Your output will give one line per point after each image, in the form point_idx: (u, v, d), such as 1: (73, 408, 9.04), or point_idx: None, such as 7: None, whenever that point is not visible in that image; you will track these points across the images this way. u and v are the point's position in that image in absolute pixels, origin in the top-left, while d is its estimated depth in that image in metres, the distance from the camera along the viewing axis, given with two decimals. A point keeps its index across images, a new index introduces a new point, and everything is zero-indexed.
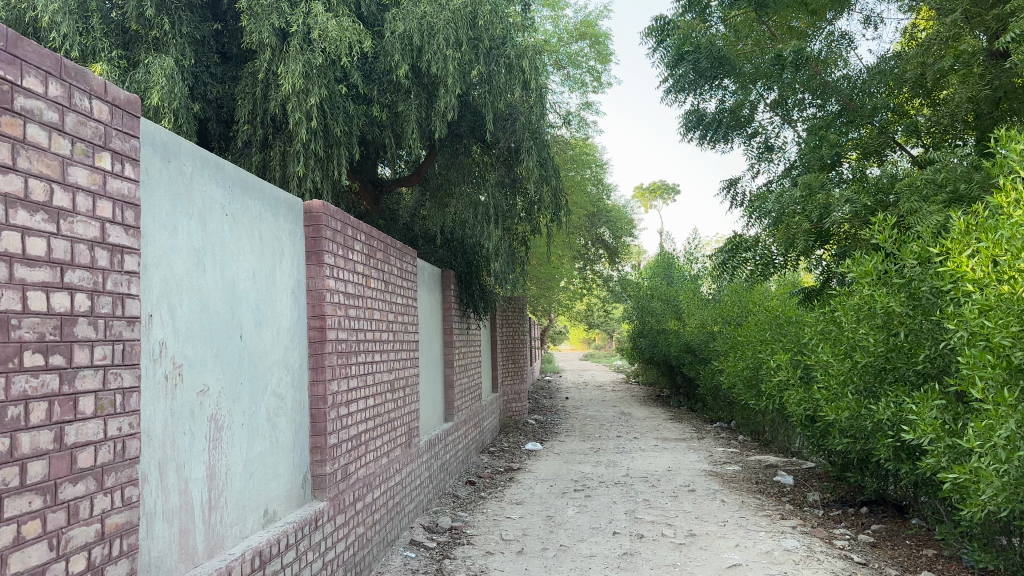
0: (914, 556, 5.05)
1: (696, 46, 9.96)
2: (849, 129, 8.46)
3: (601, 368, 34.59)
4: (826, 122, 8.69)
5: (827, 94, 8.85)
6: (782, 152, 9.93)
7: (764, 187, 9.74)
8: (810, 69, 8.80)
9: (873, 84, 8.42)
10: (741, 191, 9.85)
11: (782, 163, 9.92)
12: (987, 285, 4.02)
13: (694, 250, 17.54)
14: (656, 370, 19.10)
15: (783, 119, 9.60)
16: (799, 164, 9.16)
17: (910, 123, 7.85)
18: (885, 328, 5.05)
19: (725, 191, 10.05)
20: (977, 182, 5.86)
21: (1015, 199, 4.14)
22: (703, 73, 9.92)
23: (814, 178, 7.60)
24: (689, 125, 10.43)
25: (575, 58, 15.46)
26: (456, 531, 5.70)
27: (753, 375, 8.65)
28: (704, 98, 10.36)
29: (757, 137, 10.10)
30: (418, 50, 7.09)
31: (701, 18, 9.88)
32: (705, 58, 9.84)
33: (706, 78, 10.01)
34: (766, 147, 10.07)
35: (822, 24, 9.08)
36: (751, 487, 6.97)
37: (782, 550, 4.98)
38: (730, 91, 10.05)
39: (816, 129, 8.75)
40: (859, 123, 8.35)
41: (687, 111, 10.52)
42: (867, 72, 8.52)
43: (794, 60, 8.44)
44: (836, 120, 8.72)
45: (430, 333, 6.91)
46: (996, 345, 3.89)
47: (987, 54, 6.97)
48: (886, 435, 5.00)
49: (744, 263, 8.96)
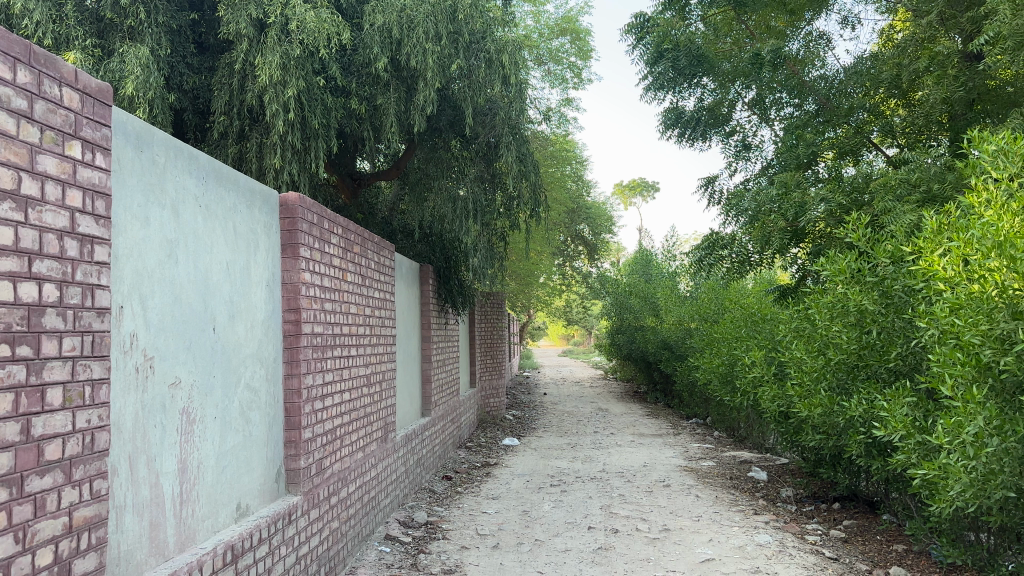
0: (884, 551, 5.11)
1: (675, 43, 9.92)
2: (827, 129, 8.51)
3: (579, 364, 34.70)
4: (804, 121, 8.68)
5: (805, 92, 8.81)
6: (759, 151, 9.96)
7: (741, 185, 9.79)
8: (788, 69, 8.91)
9: (850, 84, 8.47)
10: (719, 190, 9.91)
11: (759, 162, 9.92)
12: (957, 283, 4.08)
13: (672, 248, 17.65)
14: (633, 367, 19.20)
15: (761, 119, 9.56)
16: (776, 163, 9.22)
17: (887, 124, 7.94)
18: (858, 324, 5.10)
19: (703, 189, 10.10)
20: (950, 182, 5.92)
21: (986, 199, 4.20)
22: (682, 71, 9.81)
23: (790, 177, 7.62)
24: (668, 122, 10.46)
25: (556, 53, 15.45)
26: (432, 526, 5.70)
27: (728, 371, 8.73)
28: (683, 96, 10.37)
29: (735, 135, 10.15)
30: (397, 43, 7.04)
31: (681, 16, 9.98)
32: (683, 56, 9.75)
33: (686, 76, 9.93)
34: (743, 146, 10.12)
35: (799, 24, 9.27)
36: (726, 483, 7.02)
37: (755, 545, 5.02)
38: (709, 89, 10.09)
39: (793, 129, 8.75)
40: (837, 122, 8.43)
41: (667, 109, 10.55)
42: (845, 72, 8.56)
43: (771, 59, 8.53)
44: (813, 120, 8.73)
45: (408, 329, 6.88)
46: (966, 343, 3.96)
47: (962, 56, 7.09)
48: (858, 431, 5.06)
49: (720, 261, 9.02)
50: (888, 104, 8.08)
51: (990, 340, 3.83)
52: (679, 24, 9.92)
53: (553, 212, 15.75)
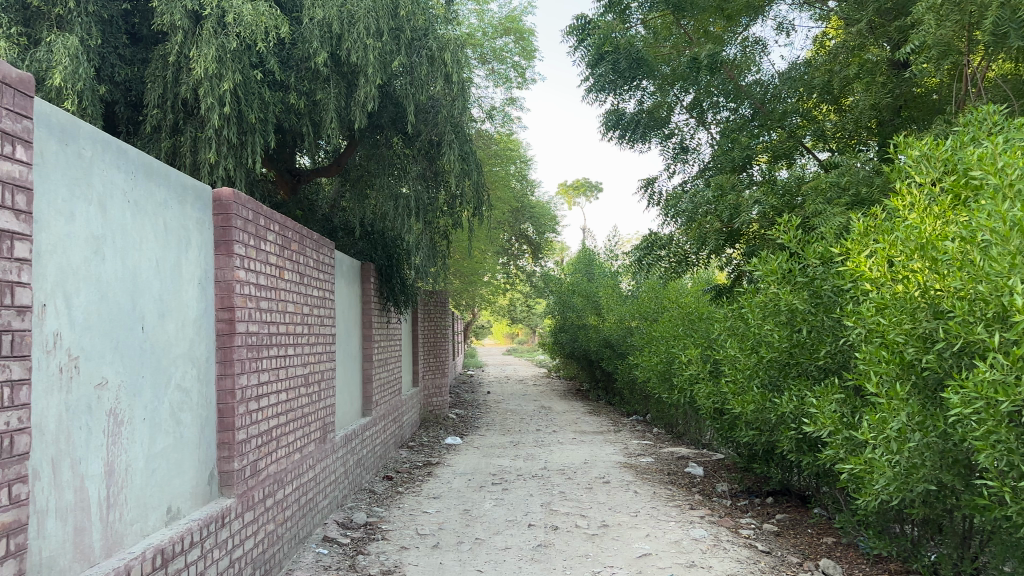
0: (814, 544, 5.27)
1: (615, 46, 10.08)
2: (762, 132, 8.68)
3: (523, 363, 34.86)
4: (739, 125, 8.92)
5: (741, 97, 9.01)
6: (697, 153, 10.12)
7: (679, 187, 9.95)
8: (724, 72, 8.94)
9: (784, 89, 8.69)
10: (658, 191, 10.05)
11: (697, 164, 10.11)
12: (882, 284, 4.23)
13: (614, 248, 17.88)
14: (576, 365, 19.38)
15: (698, 122, 9.68)
16: (712, 165, 9.40)
17: (818, 128, 8.21)
18: (788, 323, 5.25)
19: (643, 190, 10.24)
20: (878, 186, 6.12)
21: (910, 203, 4.36)
22: (621, 73, 10.03)
23: (726, 179, 7.82)
24: (608, 124, 10.57)
25: (499, 53, 15.48)
26: (371, 527, 5.65)
27: (666, 369, 8.89)
28: (624, 98, 10.46)
29: (674, 138, 10.27)
30: (337, 38, 6.94)
31: (621, 19, 10.21)
32: (623, 58, 9.96)
33: (625, 79, 10.11)
34: (681, 148, 10.25)
35: (736, 29, 9.32)
36: (664, 478, 7.14)
37: (690, 540, 5.12)
38: (649, 92, 10.23)
39: (729, 132, 8.99)
40: (771, 127, 8.58)
41: (608, 111, 10.66)
42: (779, 78, 8.82)
43: (709, 64, 8.71)
44: (748, 124, 8.92)
45: (348, 328, 6.81)
46: (891, 341, 4.11)
47: (889, 64, 7.37)
48: (789, 427, 5.20)
49: (659, 261, 9.17)
50: (818, 109, 8.29)
51: (913, 338, 3.98)
52: (620, 27, 10.11)
53: (497, 211, 15.77)
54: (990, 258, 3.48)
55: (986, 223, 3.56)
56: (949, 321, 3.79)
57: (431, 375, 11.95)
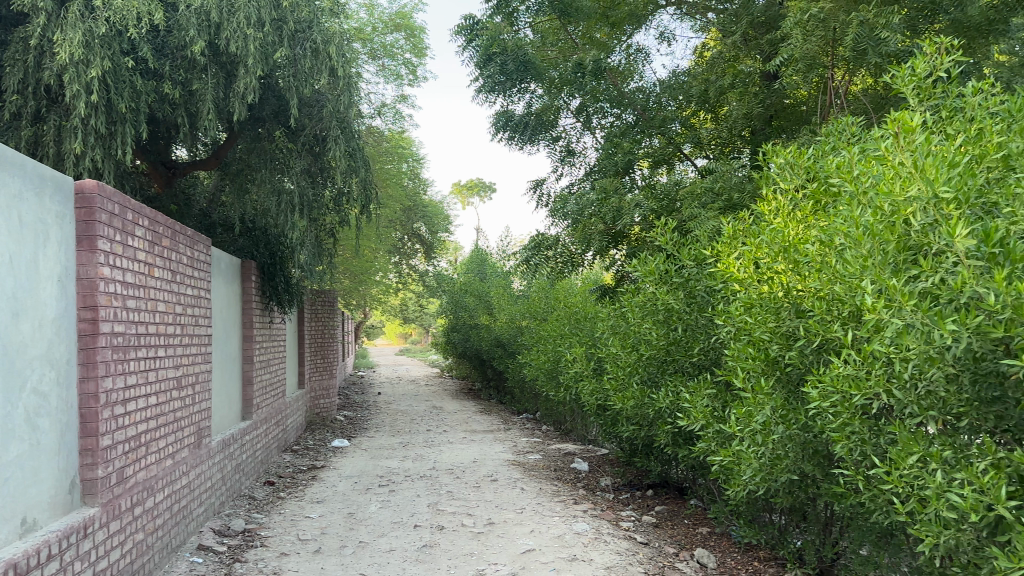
0: (690, 534, 5.49)
1: (503, 48, 10.11)
2: (643, 138, 8.87)
3: (417, 363, 34.67)
4: (622, 131, 9.04)
5: (625, 104, 9.19)
6: (583, 157, 10.38)
7: (566, 189, 10.15)
8: (608, 79, 9.32)
9: (665, 96, 9.03)
10: (547, 192, 10.22)
11: (583, 166, 10.36)
12: (749, 284, 4.46)
13: (506, 248, 18.07)
14: (468, 365, 19.46)
15: (584, 126, 9.87)
16: (597, 168, 9.64)
17: (696, 136, 8.57)
18: (665, 321, 5.44)
19: (532, 191, 10.37)
20: (748, 193, 6.42)
21: (775, 208, 4.62)
22: (509, 75, 10.02)
23: (610, 183, 8.03)
24: (497, 125, 10.62)
25: (389, 49, 15.34)
26: (249, 533, 5.48)
27: (553, 367, 9.06)
28: (513, 101, 10.57)
29: (561, 141, 10.47)
30: (216, 27, 6.70)
31: (509, 21, 10.31)
32: (511, 61, 9.99)
33: (513, 81, 10.11)
34: (568, 151, 10.48)
35: (620, 36, 9.77)
36: (550, 475, 7.27)
37: (573, 534, 5.22)
38: (537, 95, 10.34)
39: (612, 137, 9.08)
40: (652, 132, 8.80)
41: (497, 112, 10.72)
42: (660, 86, 9.11)
43: (593, 70, 8.93)
44: (631, 130, 9.04)
45: (226, 328, 6.58)
46: (757, 339, 4.34)
47: (760, 76, 7.92)
48: (666, 421, 5.41)
49: (546, 261, 9.33)
50: (696, 116, 8.77)
51: (777, 336, 4.21)
52: (508, 28, 10.13)
53: (387, 209, 15.58)
54: (844, 260, 3.72)
55: (841, 228, 3.80)
56: (809, 319, 4.02)
57: (319, 376, 11.70)
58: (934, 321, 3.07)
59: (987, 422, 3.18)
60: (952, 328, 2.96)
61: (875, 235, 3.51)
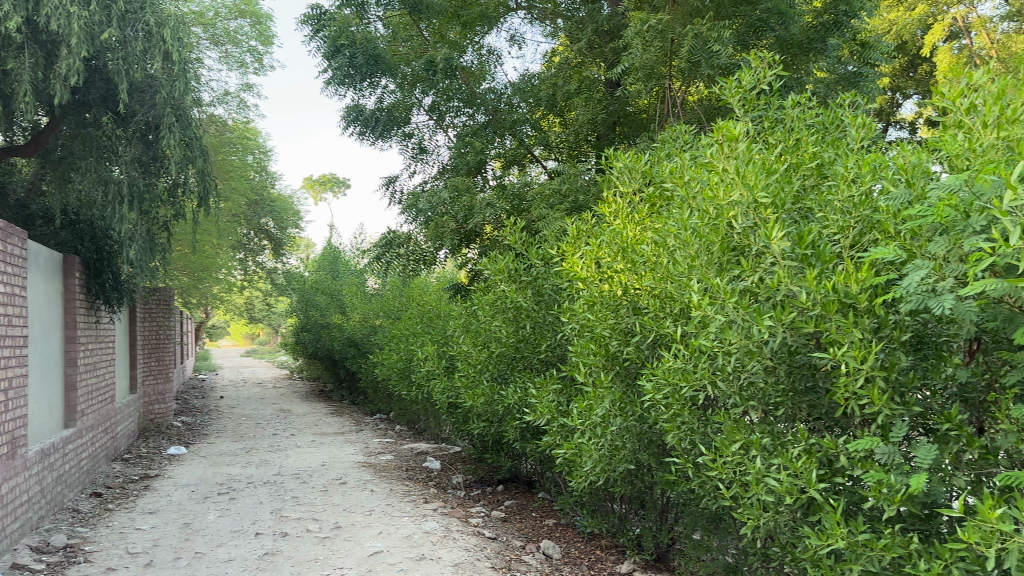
0: (537, 526, 5.65)
1: (352, 40, 9.91)
2: (495, 139, 9.01)
3: (266, 365, 33.39)
4: (474, 130, 9.16)
5: (477, 103, 9.31)
6: (435, 155, 10.38)
7: (418, 187, 10.13)
8: (460, 78, 9.47)
9: (515, 98, 9.26)
10: (399, 190, 10.16)
11: (436, 164, 10.35)
12: (591, 283, 4.65)
13: (360, 246, 17.82)
14: (320, 365, 19.01)
15: (436, 124, 9.88)
16: (449, 167, 9.72)
17: (546, 139, 8.83)
18: (514, 319, 5.59)
19: (384, 188, 10.27)
20: (592, 195, 6.66)
21: (615, 211, 4.84)
22: (359, 69, 9.89)
23: (462, 181, 8.19)
24: (348, 119, 10.40)
25: (234, 35, 14.69)
26: (71, 549, 5.07)
27: (405, 366, 9.02)
28: (364, 95, 10.41)
29: (413, 138, 10.47)
30: (34, 1, 6.17)
31: (359, 15, 10.16)
32: (361, 54, 9.85)
33: (364, 74, 9.97)
34: (420, 149, 10.47)
35: (472, 36, 9.83)
36: (401, 475, 7.22)
37: (421, 533, 5.21)
38: (389, 90, 10.28)
39: (464, 136, 9.20)
40: (504, 133, 8.96)
41: (348, 106, 10.45)
42: (511, 88, 9.36)
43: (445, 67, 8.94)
44: (482, 130, 9.18)
45: (45, 328, 6.06)
46: (598, 335, 4.54)
47: (603, 83, 8.63)
48: (515, 417, 5.55)
49: (398, 259, 9.33)
50: (545, 120, 9.03)
51: (617, 332, 4.44)
52: (357, 21, 9.99)
53: (232, 204, 14.90)
54: (674, 260, 3.98)
55: (672, 230, 4.04)
56: (644, 316, 4.26)
57: (154, 380, 10.99)
58: (753, 317, 3.32)
59: (801, 411, 3.43)
60: (768, 323, 3.20)
61: (702, 237, 3.77)
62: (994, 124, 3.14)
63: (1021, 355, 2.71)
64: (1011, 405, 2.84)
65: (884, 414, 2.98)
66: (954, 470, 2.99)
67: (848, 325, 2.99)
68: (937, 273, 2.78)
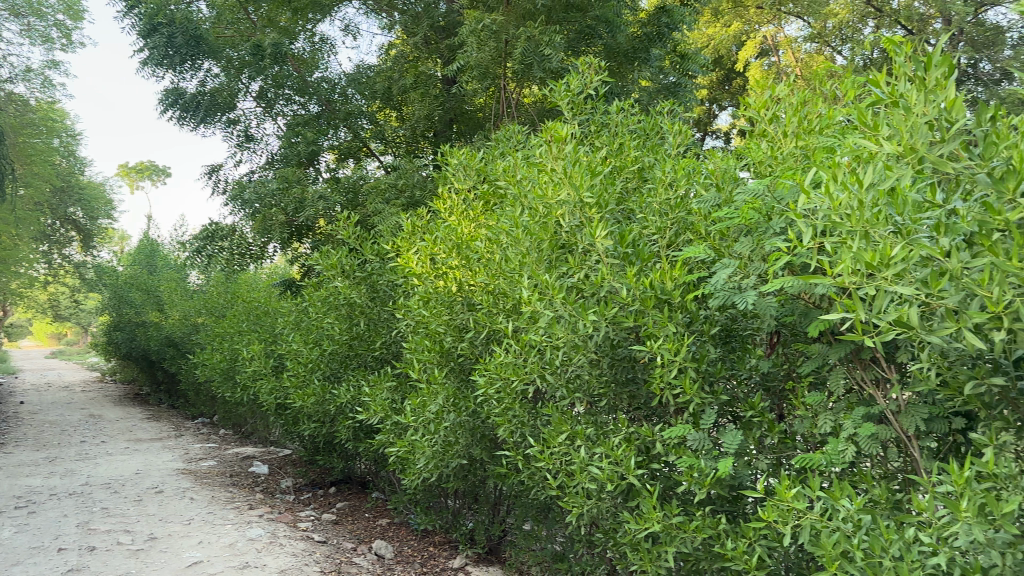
0: (370, 527, 5.64)
1: (169, 19, 9.54)
2: (329, 130, 9.08)
3: (71, 368, 30.57)
4: (306, 120, 9.10)
5: (309, 93, 9.26)
6: (263, 144, 9.90)
7: (244, 177, 9.63)
8: (289, 65, 9.33)
9: (350, 89, 9.26)
10: (224, 179, 9.64)
11: (264, 153, 9.87)
12: (425, 278, 4.70)
13: (182, 240, 16.82)
14: (134, 368, 17.69)
15: (266, 112, 9.59)
16: (278, 157, 9.41)
17: (379, 133, 9.06)
18: (347, 316, 5.66)
19: (207, 176, 9.70)
20: (426, 191, 7.14)
21: (449, 207, 4.90)
22: (178, 50, 9.56)
23: (291, 173, 8.25)
24: (167, 103, 9.84)
25: (36, 5, 13.35)
26: None
27: (229, 367, 8.58)
28: (185, 78, 9.97)
29: (239, 125, 9.96)
30: None
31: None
32: (179, 34, 9.51)
33: (183, 57, 9.70)
34: (246, 136, 9.97)
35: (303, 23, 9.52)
36: (225, 481, 6.88)
37: (245, 541, 4.98)
38: (212, 75, 9.96)
39: (294, 126, 9.12)
40: (339, 123, 9.07)
41: (167, 89, 9.98)
42: (345, 80, 9.35)
43: (273, 52, 8.88)
44: (314, 121, 9.15)
45: None
46: (433, 332, 4.66)
47: (441, 81, 8.81)
48: (347, 416, 5.61)
49: (220, 253, 9.01)
50: (382, 113, 9.25)
51: (451, 328, 4.57)
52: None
53: (31, 189, 13.55)
54: (508, 257, 4.06)
55: (504, 227, 4.14)
56: (478, 312, 4.39)
57: None
58: (579, 311, 3.46)
59: (622, 402, 3.62)
60: (592, 318, 3.37)
61: (532, 235, 3.90)
62: (791, 136, 3.49)
63: (814, 347, 2.98)
64: (804, 393, 3.15)
65: (696, 402, 3.20)
66: (757, 454, 3.27)
67: (664, 320, 3.20)
68: (742, 271, 3.03)
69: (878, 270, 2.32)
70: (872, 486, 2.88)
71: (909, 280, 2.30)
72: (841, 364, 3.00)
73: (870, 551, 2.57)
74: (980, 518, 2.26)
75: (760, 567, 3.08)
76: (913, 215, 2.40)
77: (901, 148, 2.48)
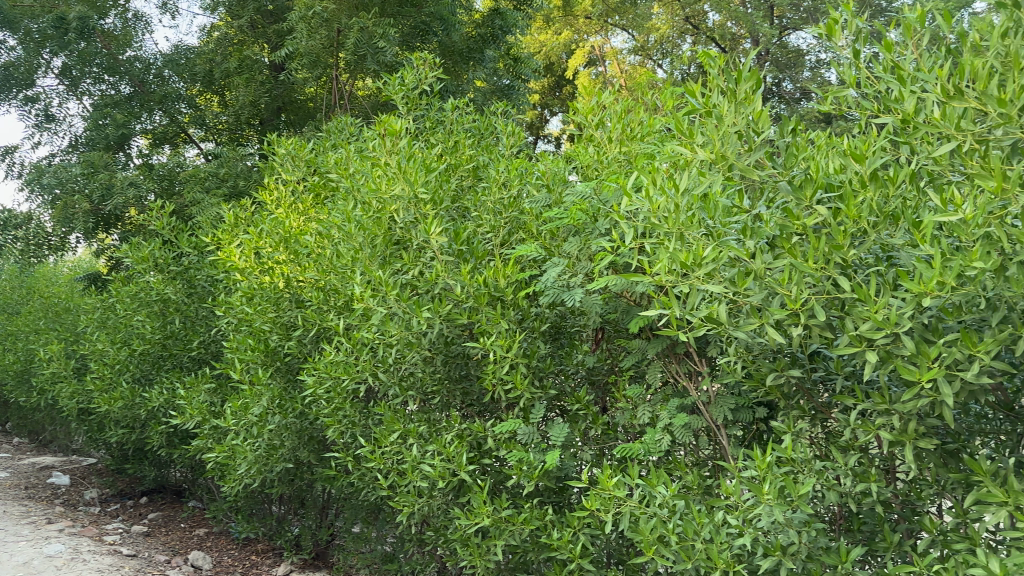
0: (186, 537, 5.51)
1: None
2: (142, 113, 8.54)
3: None
4: (114, 102, 8.50)
5: (119, 72, 8.63)
6: (67, 126, 8.94)
7: (43, 160, 8.67)
8: (97, 41, 8.64)
9: (167, 70, 8.72)
10: (19, 163, 8.64)
11: (68, 136, 8.89)
12: (249, 274, 4.60)
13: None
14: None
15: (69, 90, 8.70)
16: (85, 139, 8.67)
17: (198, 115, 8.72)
18: (161, 313, 5.61)
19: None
20: (249, 181, 7.28)
21: (275, 199, 4.80)
22: None
23: (98, 157, 7.86)
24: None
25: None
26: None
27: (23, 370, 7.71)
28: None
29: (37, 103, 8.95)
30: None
31: None
32: None
33: None
34: (46, 116, 8.96)
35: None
36: (19, 495, 6.32)
37: (42, 559, 4.72)
38: (10, 47, 8.88)
39: (102, 106, 8.45)
40: (151, 107, 8.57)
41: None
42: (160, 59, 8.76)
43: (78, 27, 8.45)
44: (125, 102, 8.59)
45: None
46: (257, 330, 4.51)
47: (267, 66, 8.89)
48: (159, 421, 5.46)
49: (13, 243, 8.23)
50: (202, 98, 8.91)
51: (277, 326, 4.44)
52: None
53: None
54: (338, 252, 3.97)
55: (335, 221, 4.04)
56: (306, 310, 4.31)
57: None
58: (413, 308, 3.44)
59: (455, 398, 3.64)
60: (427, 315, 3.37)
61: (365, 230, 3.81)
62: (615, 141, 3.69)
63: (635, 342, 3.14)
64: (626, 386, 3.31)
65: (525, 397, 3.30)
66: (582, 446, 3.39)
67: (497, 317, 3.29)
68: (570, 269, 3.15)
69: (691, 270, 2.48)
70: (686, 472, 3.07)
71: (719, 280, 2.49)
72: (659, 358, 3.18)
73: (683, 535, 2.73)
74: (780, 499, 2.51)
75: (583, 555, 3.18)
76: (722, 219, 2.64)
77: (713, 156, 2.67)
